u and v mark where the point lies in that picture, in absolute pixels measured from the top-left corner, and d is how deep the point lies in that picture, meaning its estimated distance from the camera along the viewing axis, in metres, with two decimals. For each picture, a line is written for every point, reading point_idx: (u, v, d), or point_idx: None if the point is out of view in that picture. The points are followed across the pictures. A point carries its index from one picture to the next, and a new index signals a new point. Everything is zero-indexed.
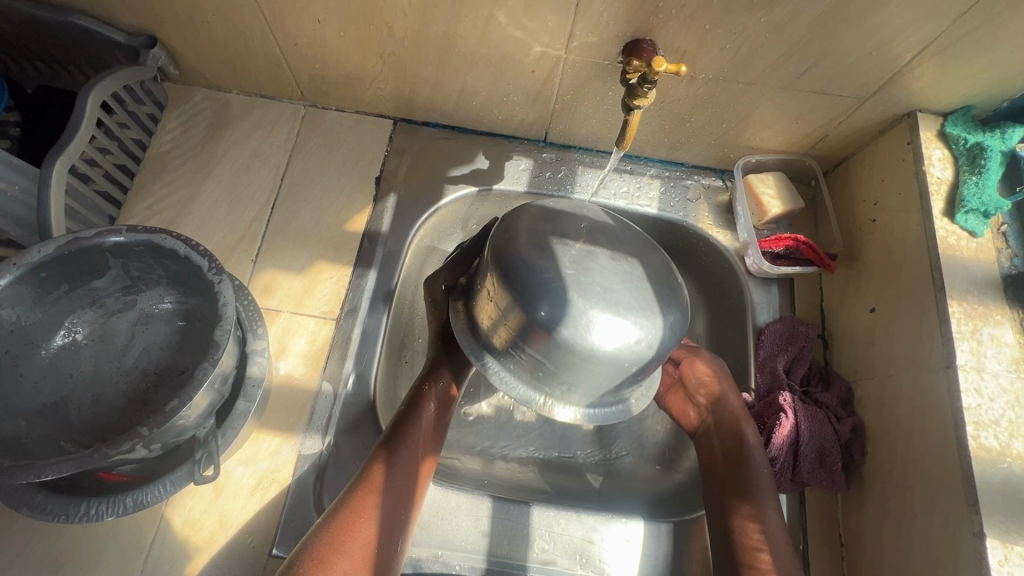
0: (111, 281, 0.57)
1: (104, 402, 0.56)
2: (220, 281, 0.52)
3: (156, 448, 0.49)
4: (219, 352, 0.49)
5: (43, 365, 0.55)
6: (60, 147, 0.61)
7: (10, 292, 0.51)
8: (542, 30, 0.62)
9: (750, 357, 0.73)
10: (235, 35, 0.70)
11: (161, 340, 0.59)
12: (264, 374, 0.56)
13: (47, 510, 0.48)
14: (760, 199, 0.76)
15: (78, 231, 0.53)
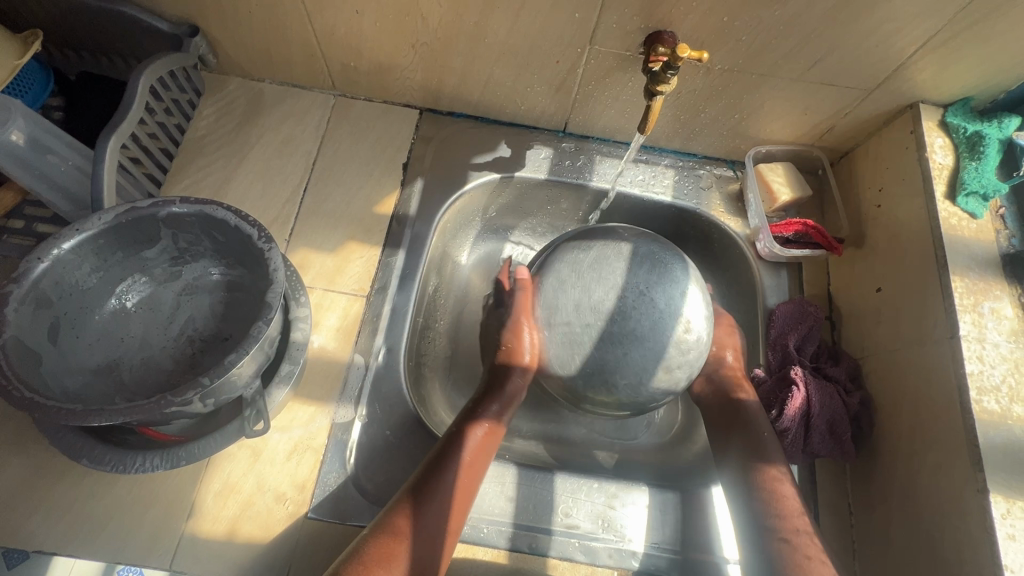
0: (162, 251, 0.60)
1: (155, 365, 0.58)
2: (270, 249, 0.55)
3: (210, 403, 0.52)
4: (273, 312, 0.52)
5: (97, 329, 0.57)
6: (113, 126, 0.64)
7: (74, 257, 0.54)
8: (569, 21, 0.66)
9: (761, 336, 0.77)
10: (274, 25, 0.74)
11: (206, 309, 0.62)
12: (306, 340, 0.59)
13: (106, 461, 0.51)
14: (770, 187, 0.80)
15: (135, 201, 0.56)
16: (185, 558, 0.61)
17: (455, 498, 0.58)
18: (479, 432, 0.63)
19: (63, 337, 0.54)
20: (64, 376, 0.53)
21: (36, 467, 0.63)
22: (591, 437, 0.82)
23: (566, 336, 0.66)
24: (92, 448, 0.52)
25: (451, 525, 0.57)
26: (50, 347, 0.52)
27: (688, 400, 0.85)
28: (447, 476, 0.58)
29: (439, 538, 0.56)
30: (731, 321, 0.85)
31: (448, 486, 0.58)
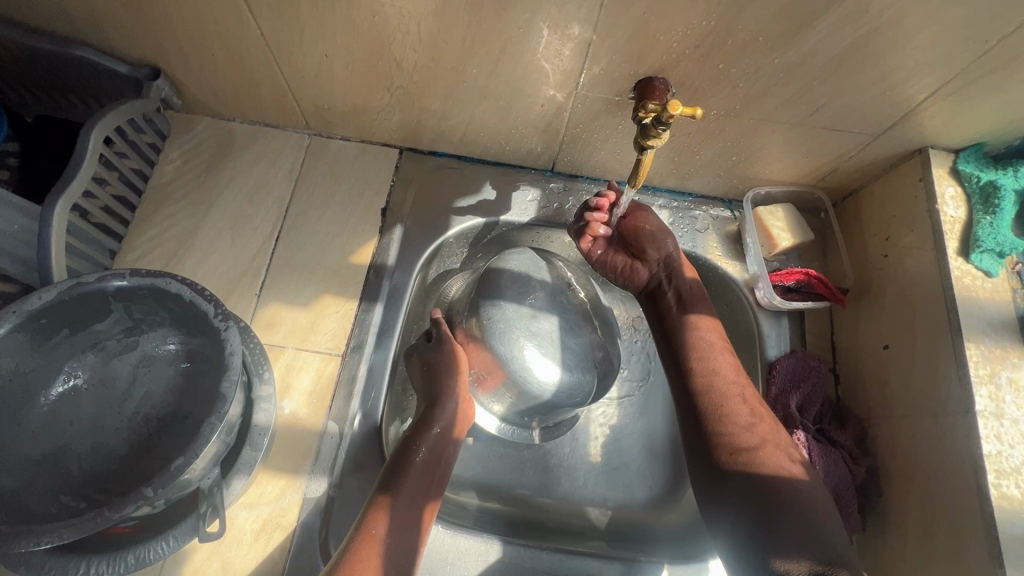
0: (113, 324, 0.56)
1: (105, 450, 0.54)
2: (226, 328, 0.51)
3: (160, 504, 0.48)
4: (226, 404, 0.47)
5: (42, 415, 0.53)
6: (62, 185, 0.59)
7: (10, 340, 0.50)
8: (553, 67, 0.61)
9: (760, 392, 0.72)
10: (241, 67, 0.69)
11: (162, 384, 0.57)
12: (269, 421, 0.55)
13: (46, 570, 0.47)
14: (770, 231, 0.76)
15: (80, 276, 0.52)
16: None
17: (419, 496, 0.59)
18: (431, 436, 0.63)
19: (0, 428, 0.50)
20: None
21: None
22: (583, 493, 0.77)
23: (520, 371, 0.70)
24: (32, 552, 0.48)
25: (414, 526, 0.57)
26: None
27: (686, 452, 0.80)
28: (406, 482, 0.58)
29: (408, 531, 0.56)
30: None
31: (407, 488, 0.58)
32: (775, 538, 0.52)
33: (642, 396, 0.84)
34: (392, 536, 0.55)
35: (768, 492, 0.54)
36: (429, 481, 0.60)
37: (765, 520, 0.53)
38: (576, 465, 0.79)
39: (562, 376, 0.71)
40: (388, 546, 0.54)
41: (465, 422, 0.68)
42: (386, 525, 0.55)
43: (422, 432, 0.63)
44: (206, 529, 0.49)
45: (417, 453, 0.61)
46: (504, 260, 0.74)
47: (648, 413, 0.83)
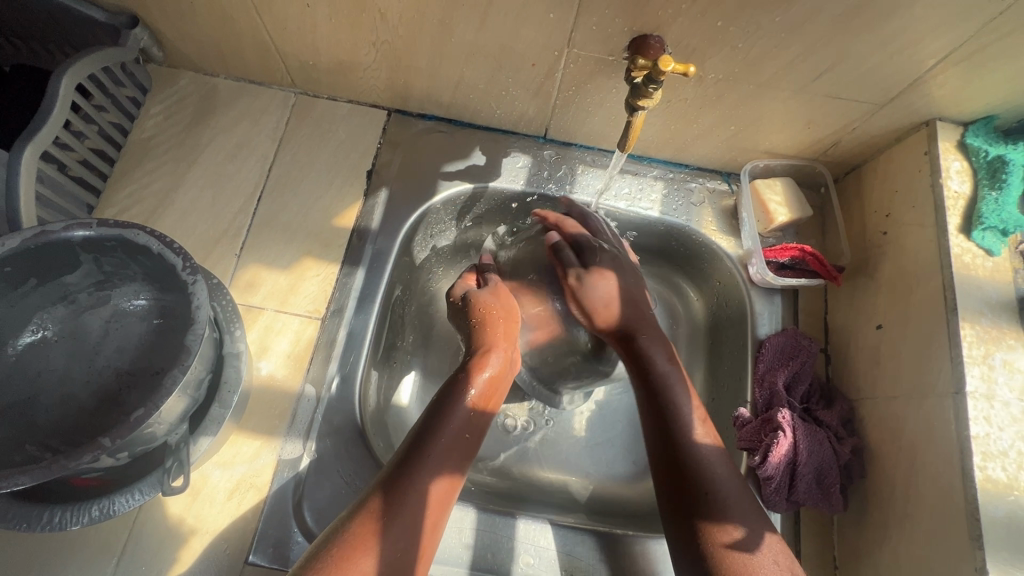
0: (84, 276, 0.55)
1: (73, 403, 0.53)
2: (194, 283, 0.50)
3: (123, 457, 0.48)
4: (188, 358, 0.46)
5: (10, 363, 0.53)
6: (30, 133, 0.58)
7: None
8: (544, 22, 0.58)
9: (748, 370, 0.71)
10: (221, 17, 0.66)
11: (134, 339, 0.56)
12: (240, 379, 0.55)
13: (9, 518, 0.47)
14: (766, 206, 0.73)
15: (45, 224, 0.50)
16: None
17: (446, 470, 0.56)
18: (465, 405, 0.60)
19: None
20: None
21: None
22: (566, 467, 0.77)
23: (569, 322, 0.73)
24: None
25: (438, 499, 0.54)
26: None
27: None
28: (434, 451, 0.56)
29: (432, 506, 0.54)
30: (718, 348, 0.79)
31: (435, 462, 0.55)
32: (692, 507, 0.53)
33: None
34: (412, 507, 0.52)
35: (684, 463, 0.55)
36: (459, 453, 0.58)
37: (684, 499, 0.54)
38: (558, 438, 0.79)
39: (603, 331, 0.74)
40: (411, 515, 0.52)
41: (500, 394, 0.65)
42: (405, 502, 0.52)
43: (457, 400, 0.60)
44: (171, 484, 0.49)
45: (446, 434, 0.57)
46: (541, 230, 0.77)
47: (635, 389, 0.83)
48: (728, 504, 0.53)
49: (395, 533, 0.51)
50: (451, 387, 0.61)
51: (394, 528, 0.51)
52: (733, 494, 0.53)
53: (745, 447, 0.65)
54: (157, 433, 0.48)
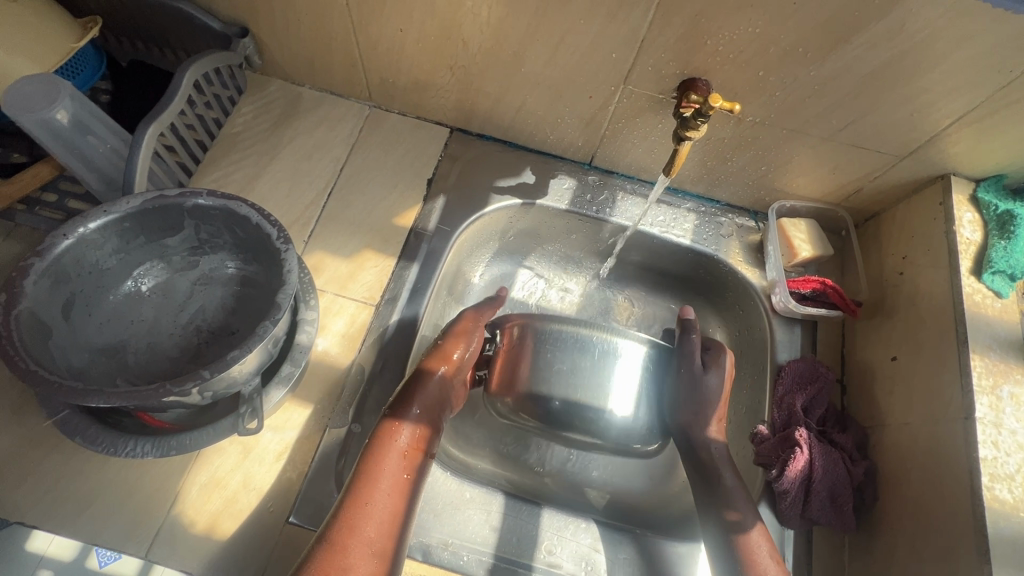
0: (184, 240, 0.61)
1: (158, 351, 0.59)
2: (287, 251, 0.56)
3: (207, 397, 0.53)
4: (280, 313, 0.53)
5: (109, 309, 0.59)
6: (154, 115, 0.67)
7: (96, 236, 0.55)
8: (606, 60, 0.67)
9: (767, 393, 0.75)
10: (321, 34, 0.76)
11: (217, 301, 0.63)
12: (311, 343, 0.61)
13: (98, 442, 0.54)
14: (792, 241, 0.79)
15: (164, 189, 0.57)
16: (162, 548, 0.60)
17: (401, 476, 0.58)
18: (422, 399, 0.63)
19: (79, 314, 0.56)
20: (70, 353, 0.54)
21: (28, 436, 0.63)
22: (585, 473, 0.82)
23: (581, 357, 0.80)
24: (88, 427, 0.55)
25: (417, 464, 0.60)
26: (62, 322, 0.54)
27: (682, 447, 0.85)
28: (388, 461, 0.58)
29: (394, 510, 0.56)
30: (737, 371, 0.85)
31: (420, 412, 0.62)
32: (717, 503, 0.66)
33: None
34: (377, 513, 0.54)
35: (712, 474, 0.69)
36: (411, 460, 0.59)
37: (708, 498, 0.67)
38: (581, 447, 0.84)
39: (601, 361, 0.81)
40: (376, 520, 0.54)
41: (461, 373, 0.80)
42: (402, 450, 0.59)
43: (404, 408, 0.62)
44: (245, 426, 0.56)
45: (429, 386, 0.64)
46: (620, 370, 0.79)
47: None
48: (737, 505, 0.65)
49: (396, 477, 0.57)
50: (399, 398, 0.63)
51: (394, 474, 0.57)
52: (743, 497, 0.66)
53: (762, 462, 0.69)
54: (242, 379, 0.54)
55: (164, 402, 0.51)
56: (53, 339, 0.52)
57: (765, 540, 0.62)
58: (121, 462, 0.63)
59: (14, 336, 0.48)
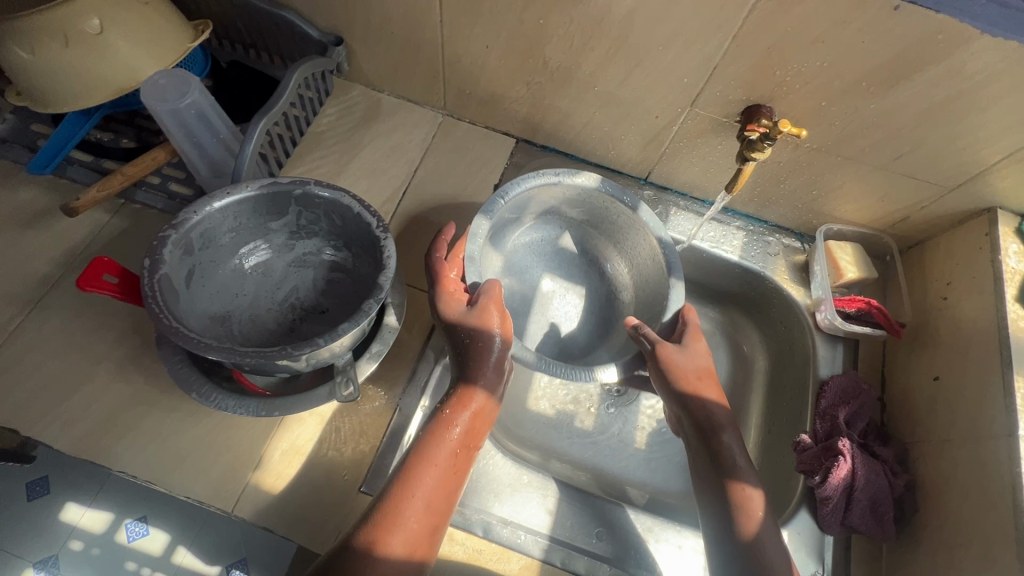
0: (287, 224, 0.69)
1: (260, 322, 0.68)
2: (386, 239, 0.62)
3: (311, 364, 0.59)
4: (381, 294, 0.58)
5: (220, 282, 0.67)
6: (265, 111, 0.74)
7: (218, 215, 0.63)
8: (677, 84, 0.72)
9: (809, 406, 0.79)
10: (410, 47, 0.83)
11: (310, 281, 0.71)
12: (396, 325, 0.70)
13: (212, 399, 0.62)
14: (838, 263, 0.84)
15: (278, 177, 0.64)
16: (246, 506, 0.65)
17: (451, 469, 0.61)
18: (466, 401, 0.64)
19: (197, 283, 0.64)
20: (193, 317, 0.62)
21: (128, 394, 0.69)
22: (625, 473, 0.88)
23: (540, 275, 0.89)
24: (201, 385, 0.63)
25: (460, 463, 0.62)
26: (186, 289, 0.61)
27: None
28: (440, 457, 0.61)
29: (446, 501, 0.60)
30: (779, 385, 0.88)
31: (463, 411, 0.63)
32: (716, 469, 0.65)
33: None
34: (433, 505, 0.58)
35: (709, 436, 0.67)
36: (462, 457, 0.62)
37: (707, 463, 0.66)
38: (622, 449, 0.90)
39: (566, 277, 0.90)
40: (416, 513, 0.57)
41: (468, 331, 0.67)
42: (439, 443, 0.61)
43: (457, 407, 0.64)
44: (343, 393, 0.62)
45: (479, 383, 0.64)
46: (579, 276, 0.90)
47: None
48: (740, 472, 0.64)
49: (435, 474, 0.59)
50: (453, 397, 0.64)
51: (429, 467, 0.60)
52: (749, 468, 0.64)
53: (805, 469, 0.73)
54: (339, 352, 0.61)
55: (277, 366, 0.57)
56: (180, 303, 0.59)
57: (770, 522, 0.61)
58: (212, 424, 0.69)
59: (156, 297, 0.55)
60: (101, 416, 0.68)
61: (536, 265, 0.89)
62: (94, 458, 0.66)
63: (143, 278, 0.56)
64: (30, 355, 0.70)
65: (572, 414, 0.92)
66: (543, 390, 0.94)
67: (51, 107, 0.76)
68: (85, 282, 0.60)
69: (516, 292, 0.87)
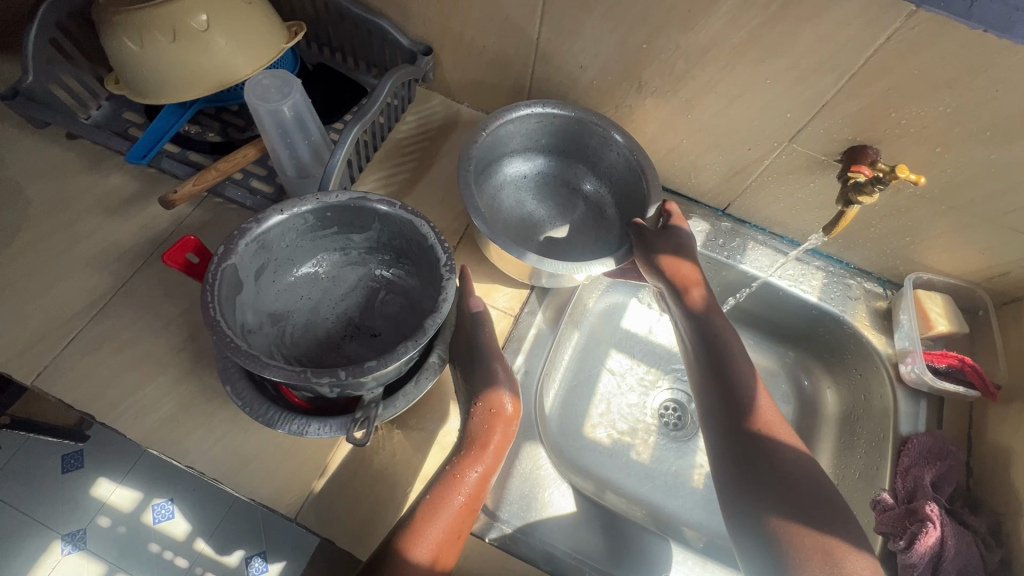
0: (366, 240, 0.68)
1: (313, 332, 0.67)
2: (449, 279, 0.60)
3: (335, 391, 0.56)
4: (421, 340, 0.55)
5: (285, 283, 0.67)
6: (359, 118, 0.75)
7: (299, 220, 0.62)
8: (779, 118, 0.70)
9: (889, 463, 0.75)
10: (501, 61, 0.83)
11: (370, 300, 0.70)
12: (437, 371, 0.65)
13: (241, 396, 0.60)
14: (927, 314, 0.80)
15: (367, 193, 0.63)
16: (310, 512, 0.64)
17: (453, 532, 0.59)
18: (476, 457, 0.62)
19: (265, 279, 0.64)
20: (248, 311, 0.62)
21: (201, 387, 0.69)
22: (683, 512, 0.84)
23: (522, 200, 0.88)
24: (238, 379, 0.61)
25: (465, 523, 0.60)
26: (252, 282, 0.62)
27: None
28: (443, 517, 0.58)
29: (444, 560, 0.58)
30: (851, 436, 0.84)
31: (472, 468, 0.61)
32: (776, 497, 0.59)
33: None
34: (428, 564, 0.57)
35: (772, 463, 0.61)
36: (467, 518, 0.60)
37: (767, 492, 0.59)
38: (679, 486, 0.87)
39: (540, 198, 0.89)
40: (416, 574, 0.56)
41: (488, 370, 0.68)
42: (445, 500, 0.59)
43: (464, 466, 0.61)
44: (354, 434, 0.58)
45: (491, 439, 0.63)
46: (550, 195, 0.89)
47: None
48: (806, 505, 0.57)
49: (441, 537, 0.58)
50: (462, 453, 0.62)
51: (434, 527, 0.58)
52: (819, 504, 0.57)
53: (887, 531, 0.69)
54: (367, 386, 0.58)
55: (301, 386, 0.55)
56: (240, 294, 0.60)
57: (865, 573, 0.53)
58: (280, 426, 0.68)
59: (215, 285, 0.55)
60: (173, 408, 0.67)
61: (533, 197, 0.89)
62: (163, 450, 0.65)
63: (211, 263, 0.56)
64: (107, 340, 0.70)
65: (628, 445, 0.90)
66: (600, 416, 0.91)
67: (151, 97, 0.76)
68: (176, 255, 0.61)
69: (514, 219, 0.87)
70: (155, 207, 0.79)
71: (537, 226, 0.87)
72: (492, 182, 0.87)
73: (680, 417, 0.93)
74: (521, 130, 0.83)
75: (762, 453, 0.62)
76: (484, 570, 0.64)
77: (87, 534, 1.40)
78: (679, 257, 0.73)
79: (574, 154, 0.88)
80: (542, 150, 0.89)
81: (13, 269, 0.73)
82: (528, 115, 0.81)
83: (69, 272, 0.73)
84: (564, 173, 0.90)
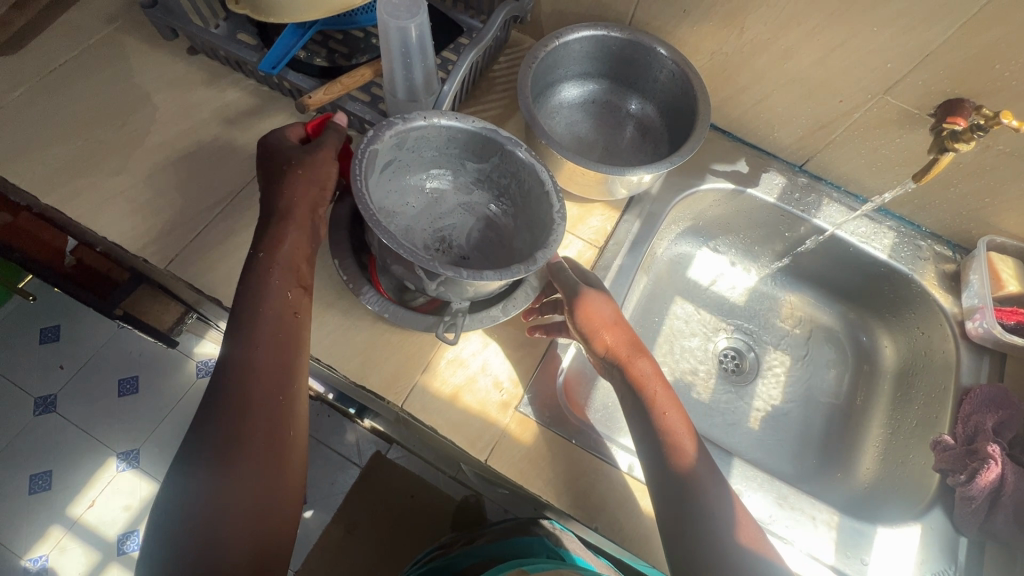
0: (479, 170, 0.73)
1: (412, 234, 0.72)
2: (557, 227, 0.63)
3: (436, 289, 0.62)
4: (534, 265, 0.59)
5: (397, 187, 0.73)
6: (468, 53, 0.78)
7: (433, 131, 0.67)
8: (879, 67, 0.73)
9: (950, 411, 0.79)
10: (601, 4, 0.86)
11: (466, 224, 0.75)
12: (524, 301, 0.74)
13: (349, 272, 0.71)
14: (999, 274, 0.82)
15: (499, 127, 0.68)
16: (415, 402, 0.70)
17: (288, 315, 0.62)
18: (281, 265, 0.63)
19: (386, 173, 0.69)
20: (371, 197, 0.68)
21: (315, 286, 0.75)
22: (737, 445, 0.88)
23: (568, 117, 0.90)
24: (348, 260, 0.72)
25: (292, 338, 0.61)
26: (378, 172, 0.67)
27: (842, 445, 0.89)
28: (268, 323, 0.60)
29: (289, 404, 0.59)
30: (911, 389, 0.88)
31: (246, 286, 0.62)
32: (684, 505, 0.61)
33: (805, 387, 0.94)
34: (265, 416, 0.57)
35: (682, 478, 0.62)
36: (291, 325, 0.62)
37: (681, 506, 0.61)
38: (736, 425, 0.90)
39: (583, 113, 0.91)
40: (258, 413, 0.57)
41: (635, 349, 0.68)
42: (259, 323, 0.60)
43: (269, 275, 0.62)
44: (443, 334, 0.68)
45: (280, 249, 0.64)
46: (593, 110, 0.91)
47: (807, 404, 0.93)
48: (720, 515, 0.61)
49: (269, 360, 0.59)
50: (263, 261, 0.63)
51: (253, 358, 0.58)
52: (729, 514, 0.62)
53: (947, 468, 0.73)
54: (462, 296, 0.64)
55: (414, 277, 0.62)
56: (369, 178, 0.65)
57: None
58: (386, 325, 0.73)
59: (361, 163, 0.60)
60: None
61: (583, 121, 0.90)
62: None
63: (358, 144, 0.62)
64: (229, 236, 0.75)
65: (689, 385, 0.92)
66: (666, 355, 0.94)
67: (275, 18, 0.69)
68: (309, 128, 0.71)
69: (564, 135, 0.89)
70: (267, 123, 0.84)
71: (584, 143, 0.89)
72: (549, 98, 0.89)
73: (738, 363, 0.96)
74: (582, 51, 0.84)
75: (676, 467, 0.63)
76: (571, 466, 0.69)
77: (140, 454, 1.45)
78: (617, 326, 0.68)
79: (638, 91, 0.89)
80: (592, 71, 0.89)
81: (143, 166, 0.79)
82: (603, 37, 0.83)
83: (194, 175, 0.79)
84: (621, 107, 0.91)
